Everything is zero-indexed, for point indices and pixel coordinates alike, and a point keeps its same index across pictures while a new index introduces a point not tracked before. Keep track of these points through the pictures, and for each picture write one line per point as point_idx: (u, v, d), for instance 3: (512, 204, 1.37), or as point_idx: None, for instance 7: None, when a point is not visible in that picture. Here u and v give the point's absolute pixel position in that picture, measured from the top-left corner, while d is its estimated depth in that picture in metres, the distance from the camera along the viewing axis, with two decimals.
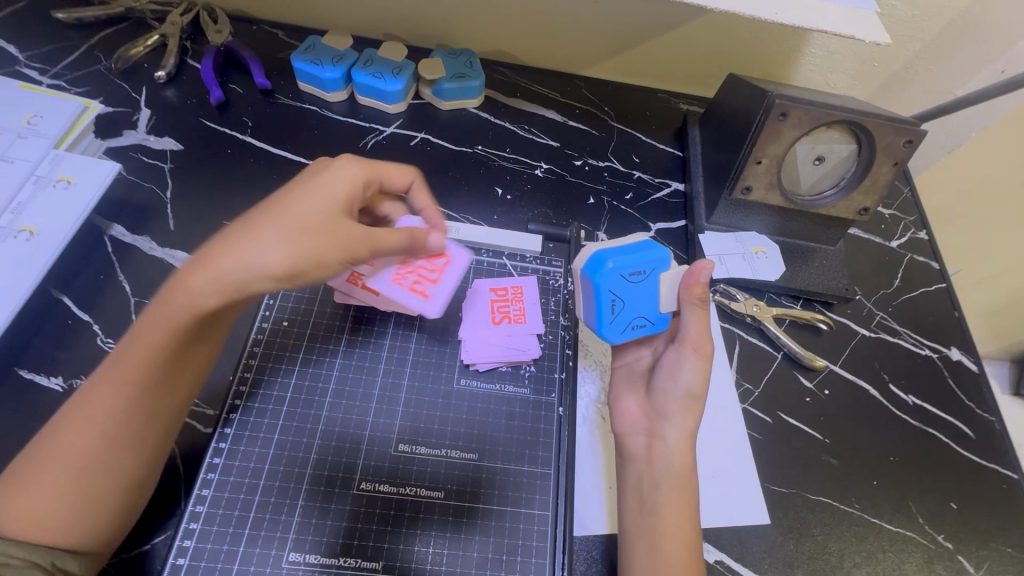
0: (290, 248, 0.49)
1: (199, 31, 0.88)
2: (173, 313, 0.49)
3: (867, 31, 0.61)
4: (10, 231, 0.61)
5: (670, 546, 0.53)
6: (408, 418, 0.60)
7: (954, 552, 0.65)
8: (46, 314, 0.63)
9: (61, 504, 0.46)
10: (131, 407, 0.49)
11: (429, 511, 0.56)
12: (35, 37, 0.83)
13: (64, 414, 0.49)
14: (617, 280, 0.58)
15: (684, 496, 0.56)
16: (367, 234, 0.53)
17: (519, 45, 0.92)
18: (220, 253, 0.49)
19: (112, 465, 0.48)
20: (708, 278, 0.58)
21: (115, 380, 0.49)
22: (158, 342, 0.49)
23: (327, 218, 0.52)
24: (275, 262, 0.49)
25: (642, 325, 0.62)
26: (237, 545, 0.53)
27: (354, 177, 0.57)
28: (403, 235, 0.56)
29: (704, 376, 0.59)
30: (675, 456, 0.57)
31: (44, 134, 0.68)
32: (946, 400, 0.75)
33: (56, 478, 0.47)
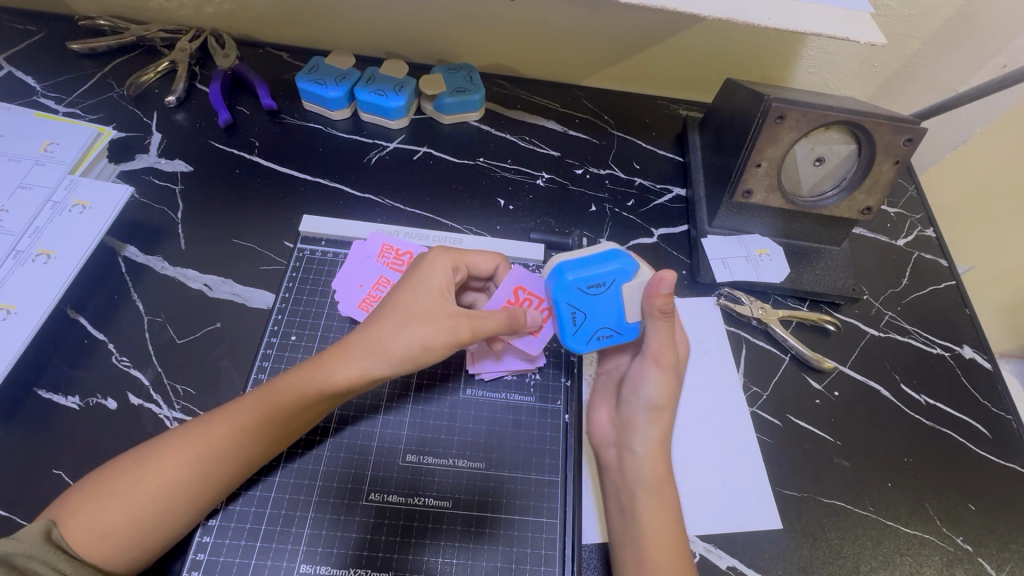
0: (408, 335, 0.54)
1: (207, 55, 0.90)
2: (295, 387, 0.54)
3: (861, 32, 0.61)
4: (29, 255, 0.64)
5: (652, 554, 0.52)
6: (415, 429, 0.61)
7: (974, 555, 0.64)
8: (63, 334, 0.65)
9: (129, 525, 0.48)
10: (229, 456, 0.52)
11: (439, 521, 0.56)
12: (51, 68, 0.86)
13: (157, 439, 0.52)
14: (576, 293, 0.56)
15: (665, 503, 0.55)
16: (470, 318, 0.55)
17: (518, 58, 0.93)
18: (352, 338, 0.56)
19: (184, 497, 0.51)
20: (667, 291, 0.54)
21: (218, 431, 0.52)
22: (272, 408, 0.53)
23: (436, 307, 0.56)
24: (393, 348, 0.54)
25: (610, 335, 0.59)
26: (249, 557, 0.54)
27: (450, 264, 0.59)
28: (503, 313, 0.57)
29: (669, 387, 0.58)
30: (645, 465, 0.56)
31: (59, 160, 0.70)
32: (960, 398, 0.74)
33: (133, 498, 0.49)
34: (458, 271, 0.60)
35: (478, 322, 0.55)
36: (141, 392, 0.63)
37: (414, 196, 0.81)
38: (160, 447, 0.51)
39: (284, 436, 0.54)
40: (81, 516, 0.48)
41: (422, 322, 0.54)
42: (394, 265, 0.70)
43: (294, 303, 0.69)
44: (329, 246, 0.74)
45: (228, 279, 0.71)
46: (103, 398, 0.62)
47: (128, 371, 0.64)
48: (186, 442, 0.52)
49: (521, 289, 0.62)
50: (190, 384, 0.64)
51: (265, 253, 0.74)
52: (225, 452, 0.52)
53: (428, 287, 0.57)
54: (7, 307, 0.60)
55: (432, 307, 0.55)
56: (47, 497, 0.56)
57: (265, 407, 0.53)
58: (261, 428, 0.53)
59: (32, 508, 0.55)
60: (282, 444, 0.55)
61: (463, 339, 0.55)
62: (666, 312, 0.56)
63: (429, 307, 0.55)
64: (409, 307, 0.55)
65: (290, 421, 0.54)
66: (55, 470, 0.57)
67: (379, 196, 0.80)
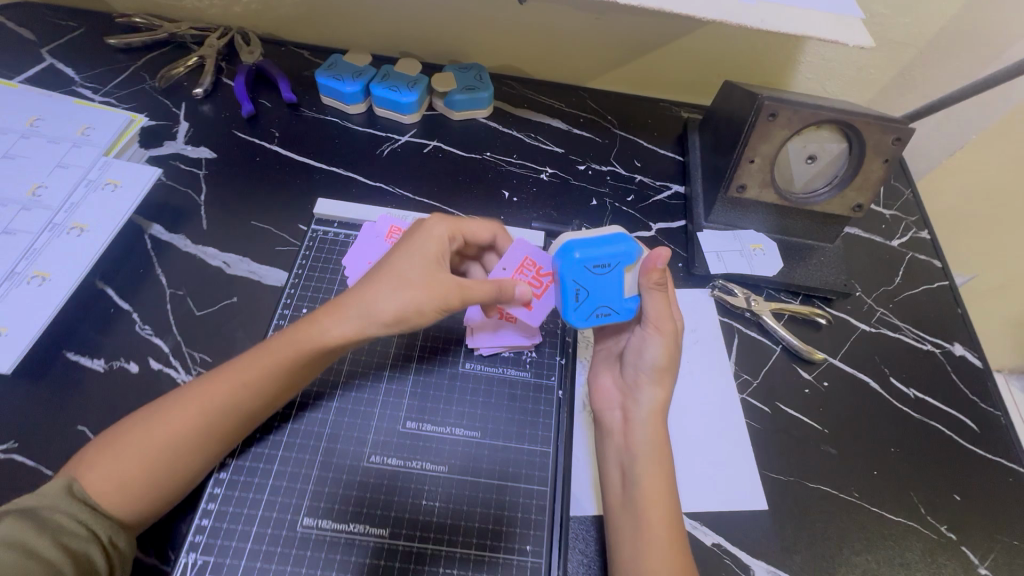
0: (397, 296, 0.55)
1: (233, 52, 0.96)
2: (293, 344, 0.56)
3: (851, 35, 0.64)
4: (63, 228, 0.68)
5: (651, 512, 0.53)
6: (416, 396, 0.62)
7: (958, 543, 0.65)
8: (91, 302, 0.69)
9: (139, 474, 0.51)
10: (230, 408, 0.54)
11: (433, 484, 0.57)
12: (90, 60, 0.92)
13: (165, 396, 0.55)
14: (581, 272, 0.58)
15: (661, 467, 0.56)
16: (460, 284, 0.56)
17: (527, 60, 0.98)
18: (345, 300, 0.57)
19: (189, 449, 0.53)
20: (664, 264, 0.57)
21: (221, 384, 0.54)
22: (271, 362, 0.55)
23: (425, 268, 0.57)
24: (382, 308, 0.54)
25: (607, 314, 0.61)
26: (256, 508, 0.55)
27: (447, 232, 0.61)
28: (492, 285, 0.59)
29: (670, 351, 0.60)
30: (648, 425, 0.58)
31: (94, 143, 0.76)
32: (949, 393, 0.75)
33: (142, 448, 0.52)
34: (453, 238, 0.62)
35: (468, 290, 0.57)
36: (161, 358, 0.67)
37: (422, 186, 0.86)
38: (171, 402, 0.54)
39: (284, 391, 0.56)
40: (98, 469, 0.51)
41: (414, 285, 0.55)
42: None
43: (305, 281, 0.73)
44: (340, 228, 0.78)
45: (246, 258, 0.75)
46: (126, 362, 0.66)
47: (149, 338, 0.68)
48: (193, 396, 0.54)
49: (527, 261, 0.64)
50: (207, 352, 0.68)
51: (280, 235, 0.78)
52: (226, 401, 0.54)
53: (421, 251, 0.58)
54: (42, 275, 0.65)
55: (426, 273, 0.56)
56: (72, 449, 0.60)
57: (265, 361, 0.55)
58: (259, 380, 0.55)
59: (57, 459, 0.59)
60: (281, 398, 0.57)
61: (452, 304, 0.56)
62: (660, 284, 0.59)
63: (423, 272, 0.56)
64: (401, 270, 0.56)
65: (288, 377, 0.56)
66: (79, 425, 0.61)
67: (390, 186, 0.85)
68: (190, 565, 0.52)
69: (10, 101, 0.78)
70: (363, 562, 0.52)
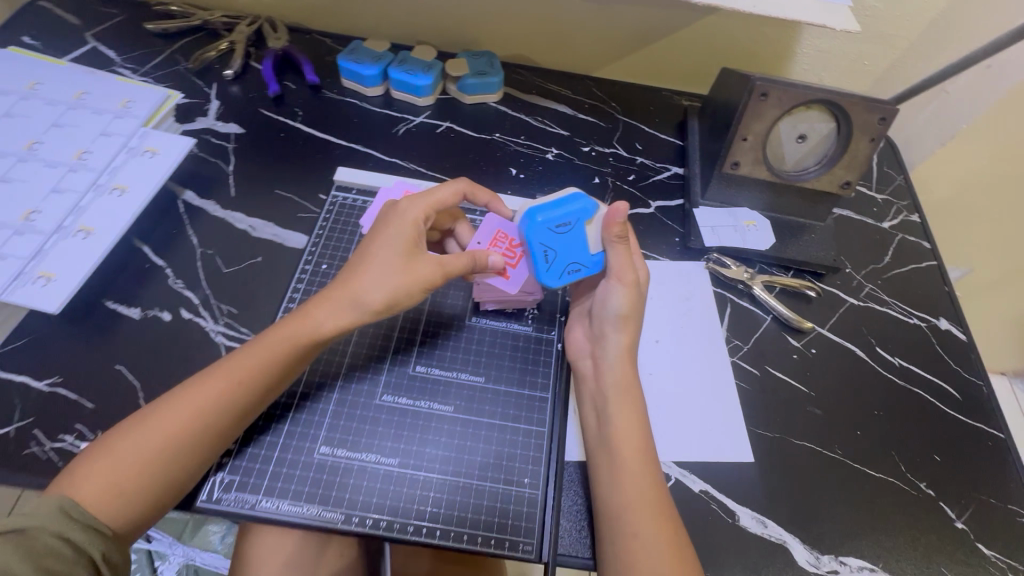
0: (383, 285, 0.58)
1: (261, 39, 1.02)
2: (283, 338, 0.58)
3: (837, 20, 0.69)
4: (106, 188, 0.75)
5: (626, 450, 0.57)
6: (424, 343, 0.66)
7: (937, 499, 0.68)
8: (128, 257, 0.75)
9: (135, 486, 0.51)
10: (222, 411, 0.54)
11: (440, 420, 0.61)
12: (130, 43, 0.99)
13: (155, 401, 0.55)
14: (545, 233, 0.63)
15: (631, 407, 0.60)
16: (440, 264, 0.60)
17: (536, 50, 1.04)
18: (331, 291, 0.60)
19: (185, 454, 0.53)
20: (622, 218, 0.61)
21: (212, 385, 0.55)
22: (263, 358, 0.57)
23: (406, 256, 0.60)
24: (370, 296, 0.58)
25: (579, 271, 0.65)
26: (277, 437, 0.59)
27: (421, 212, 0.64)
28: (466, 256, 0.62)
29: (632, 299, 0.62)
30: (616, 370, 0.61)
31: (135, 114, 0.82)
32: (933, 363, 0.79)
33: (137, 458, 0.51)
34: (427, 216, 0.65)
35: (446, 263, 0.60)
36: (192, 309, 0.72)
37: (435, 163, 0.91)
38: (157, 409, 0.54)
39: (276, 385, 0.58)
40: (89, 482, 0.50)
41: (396, 273, 0.59)
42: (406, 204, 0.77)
43: (324, 244, 0.79)
44: (358, 194, 0.84)
45: (270, 222, 0.81)
46: (159, 311, 0.72)
47: (181, 291, 0.73)
48: (179, 401, 0.54)
49: (500, 234, 0.68)
50: (233, 305, 0.73)
51: (302, 203, 0.84)
52: (218, 401, 0.55)
53: (399, 239, 0.61)
54: (86, 229, 0.71)
55: (406, 260, 0.60)
56: (111, 385, 0.66)
57: (257, 361, 0.57)
58: (249, 379, 0.56)
59: (97, 393, 0.65)
60: (274, 391, 0.58)
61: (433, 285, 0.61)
62: (619, 235, 0.63)
63: (404, 260, 0.60)
64: (382, 259, 0.60)
65: (282, 371, 0.58)
66: (117, 364, 0.67)
67: (404, 161, 0.90)
68: (218, 486, 0.56)
69: (59, 77, 0.85)
70: (375, 486, 0.57)
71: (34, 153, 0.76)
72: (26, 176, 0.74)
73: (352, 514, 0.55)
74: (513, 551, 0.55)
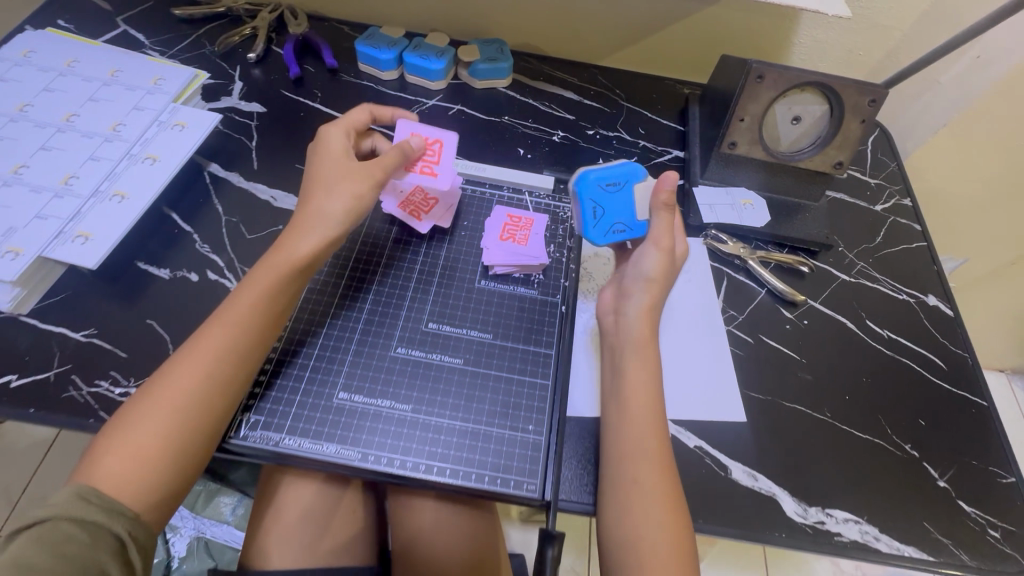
0: (340, 197, 0.66)
1: (282, 25, 1.07)
2: (265, 275, 0.63)
3: (829, 6, 0.73)
4: (139, 157, 0.79)
5: (634, 407, 0.61)
6: (436, 304, 0.71)
7: (920, 460, 0.71)
8: (158, 223, 0.80)
9: (150, 462, 0.54)
10: (220, 362, 0.58)
11: (450, 371, 0.65)
12: (158, 28, 1.04)
13: (154, 378, 0.58)
14: (596, 191, 0.71)
15: (646, 365, 0.63)
16: (375, 163, 0.69)
17: (544, 39, 1.08)
18: (299, 218, 0.67)
19: (192, 419, 0.56)
20: (671, 184, 0.67)
21: (207, 348, 0.58)
22: (251, 304, 0.61)
23: (348, 180, 0.68)
24: (332, 208, 0.66)
25: (623, 232, 0.71)
26: (300, 382, 0.63)
27: (343, 133, 0.72)
28: (394, 151, 0.71)
29: (663, 264, 0.66)
30: (636, 327, 0.65)
31: (165, 91, 0.87)
32: (920, 336, 0.82)
33: (147, 434, 0.55)
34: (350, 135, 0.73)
35: (380, 163, 0.69)
36: (217, 271, 0.77)
37: None
38: (147, 398, 0.56)
39: (269, 328, 0.62)
40: (105, 470, 0.53)
41: (348, 184, 0.67)
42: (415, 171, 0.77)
43: None
44: None
45: (290, 194, 0.86)
46: (187, 272, 0.76)
47: (207, 255, 0.78)
48: (165, 391, 0.56)
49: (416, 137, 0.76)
50: (256, 269, 0.78)
51: None
52: (217, 358, 0.58)
53: (336, 158, 0.69)
54: (121, 194, 0.75)
55: (348, 171, 0.68)
56: (142, 338, 0.70)
57: (246, 307, 0.61)
58: (243, 321, 0.60)
59: (130, 345, 0.70)
60: (269, 335, 0.62)
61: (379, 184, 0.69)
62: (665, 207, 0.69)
63: (348, 173, 0.68)
64: (331, 176, 0.68)
65: (275, 306, 0.62)
66: (148, 319, 0.72)
67: None
68: (246, 425, 0.60)
69: (94, 56, 0.90)
70: (390, 428, 0.61)
71: (72, 125, 0.81)
72: (64, 146, 0.79)
73: (368, 453, 0.59)
74: (518, 490, 0.59)
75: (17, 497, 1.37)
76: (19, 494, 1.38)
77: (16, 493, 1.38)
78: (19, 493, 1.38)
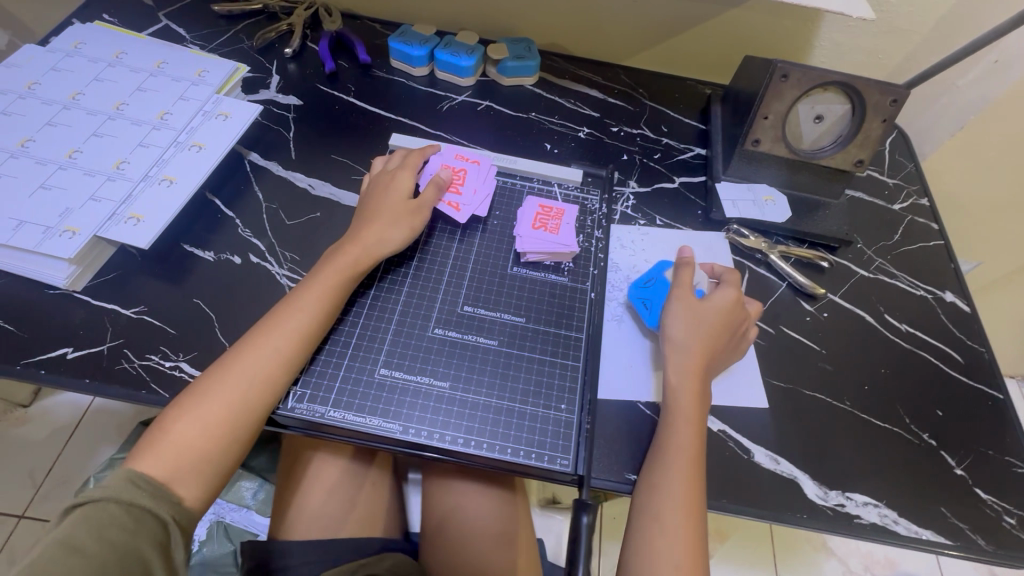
0: (395, 228, 0.74)
1: (316, 22, 1.11)
2: (318, 292, 0.67)
3: (853, 8, 0.75)
4: (185, 145, 0.83)
5: (680, 448, 0.61)
6: (472, 290, 0.74)
7: (938, 448, 0.73)
8: (202, 208, 0.83)
9: (202, 451, 0.58)
10: (273, 360, 0.62)
11: (486, 352, 0.68)
12: (198, 23, 1.08)
13: (210, 371, 0.62)
14: (641, 290, 0.75)
15: (697, 415, 0.63)
16: (421, 202, 0.76)
17: (570, 39, 1.11)
18: (354, 237, 0.72)
19: (243, 411, 0.60)
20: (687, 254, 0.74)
21: (261, 346, 0.62)
22: (305, 311, 0.65)
23: (404, 213, 0.75)
24: (385, 235, 0.73)
25: None
26: (345, 358, 0.67)
27: (408, 172, 0.78)
28: (433, 188, 0.78)
29: (686, 324, 0.68)
30: (682, 384, 0.65)
31: (209, 83, 0.91)
32: (938, 331, 0.85)
33: (201, 424, 0.58)
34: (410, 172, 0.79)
35: (422, 201, 0.76)
36: (259, 254, 0.80)
37: (475, 136, 0.99)
38: (202, 392, 0.60)
39: (318, 326, 0.66)
40: (155, 458, 0.56)
41: (399, 217, 0.74)
42: (456, 166, 0.84)
43: None
44: None
45: (327, 182, 0.89)
46: (231, 255, 0.79)
47: (249, 238, 0.81)
48: (221, 383, 0.60)
49: (458, 158, 0.85)
50: (295, 253, 0.81)
51: (356, 166, 0.91)
52: (270, 355, 0.62)
53: (391, 195, 0.76)
54: (170, 178, 0.79)
55: (396, 206, 0.75)
56: (189, 316, 0.73)
57: (301, 312, 0.65)
58: (298, 325, 0.64)
59: (177, 322, 0.73)
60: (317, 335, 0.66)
61: (421, 214, 0.76)
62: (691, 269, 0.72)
63: (398, 207, 0.75)
64: (383, 208, 0.74)
65: (325, 312, 0.66)
66: (195, 298, 0.75)
67: (448, 134, 0.98)
68: (293, 397, 0.64)
69: (140, 49, 0.94)
70: (429, 405, 0.64)
71: (122, 113, 0.85)
72: (115, 132, 0.82)
73: (408, 427, 0.62)
74: (552, 464, 0.61)
75: (43, 479, 1.41)
76: (44, 476, 1.42)
77: (42, 474, 1.42)
78: (44, 474, 1.42)
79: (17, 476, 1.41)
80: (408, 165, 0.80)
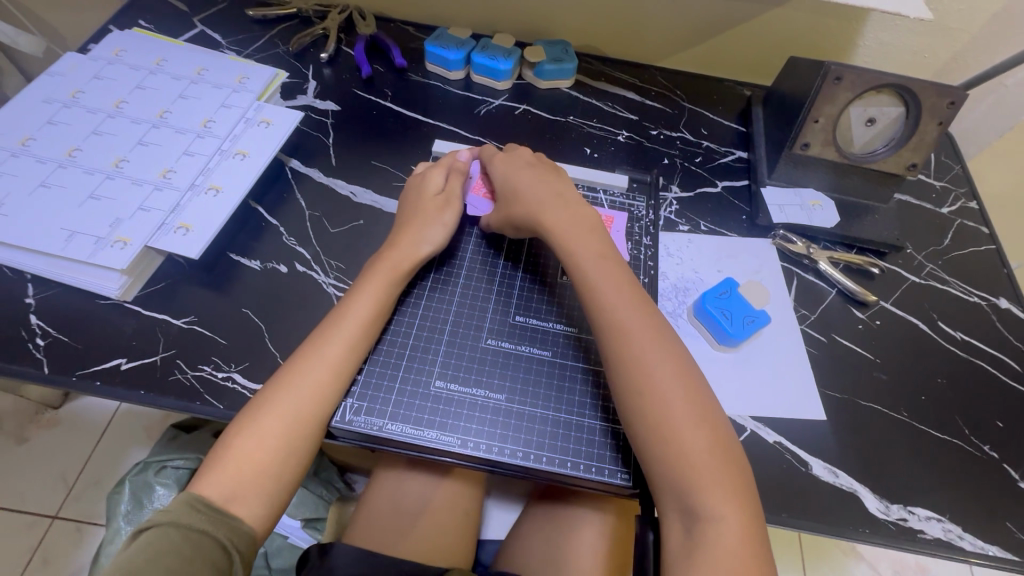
0: (435, 231, 0.73)
1: (350, 26, 1.10)
2: (368, 300, 0.66)
3: (911, 7, 0.73)
4: (229, 153, 0.83)
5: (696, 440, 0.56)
6: (522, 300, 0.73)
7: (1001, 461, 0.72)
8: (246, 216, 0.83)
9: (262, 468, 0.57)
10: (328, 372, 0.62)
11: (540, 362, 0.68)
12: (233, 28, 1.08)
13: (265, 385, 0.62)
14: (712, 300, 0.78)
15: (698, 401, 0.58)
16: (451, 199, 0.76)
17: (607, 40, 1.10)
18: (399, 243, 0.71)
19: (301, 424, 0.59)
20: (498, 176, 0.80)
21: (314, 357, 0.62)
22: (355, 319, 0.65)
23: (437, 212, 0.74)
24: (427, 239, 0.72)
25: (754, 322, 0.77)
26: (398, 369, 0.66)
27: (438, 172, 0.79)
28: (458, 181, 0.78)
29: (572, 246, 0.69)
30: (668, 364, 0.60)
31: (249, 89, 0.90)
32: (994, 338, 0.82)
33: (261, 441, 0.58)
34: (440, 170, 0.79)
35: (454, 199, 0.76)
36: (305, 263, 0.80)
37: (514, 141, 0.98)
38: (258, 407, 0.60)
39: (370, 335, 0.65)
40: (218, 477, 0.56)
41: (434, 218, 0.74)
42: None
43: None
44: None
45: (369, 189, 0.88)
46: (276, 264, 0.79)
47: (294, 246, 0.81)
48: (278, 396, 0.60)
49: None
50: (340, 261, 0.80)
51: (396, 172, 0.91)
52: (324, 366, 0.62)
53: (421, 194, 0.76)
54: (216, 187, 0.79)
55: (429, 206, 0.75)
56: (237, 326, 0.73)
57: (353, 321, 0.64)
58: (350, 335, 0.64)
59: (227, 332, 0.72)
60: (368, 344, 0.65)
61: (453, 211, 0.75)
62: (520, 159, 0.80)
63: (431, 208, 0.75)
64: (419, 211, 0.74)
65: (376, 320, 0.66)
66: (244, 308, 0.74)
67: (486, 139, 0.97)
68: (348, 409, 0.63)
69: (179, 55, 0.93)
70: (485, 417, 0.63)
71: (165, 121, 0.84)
72: (160, 140, 0.82)
73: (465, 439, 0.61)
74: (613, 478, 0.61)
75: (75, 480, 1.42)
76: (76, 477, 1.43)
77: (74, 476, 1.43)
78: (76, 476, 1.43)
79: (49, 477, 1.42)
80: (442, 165, 0.80)
